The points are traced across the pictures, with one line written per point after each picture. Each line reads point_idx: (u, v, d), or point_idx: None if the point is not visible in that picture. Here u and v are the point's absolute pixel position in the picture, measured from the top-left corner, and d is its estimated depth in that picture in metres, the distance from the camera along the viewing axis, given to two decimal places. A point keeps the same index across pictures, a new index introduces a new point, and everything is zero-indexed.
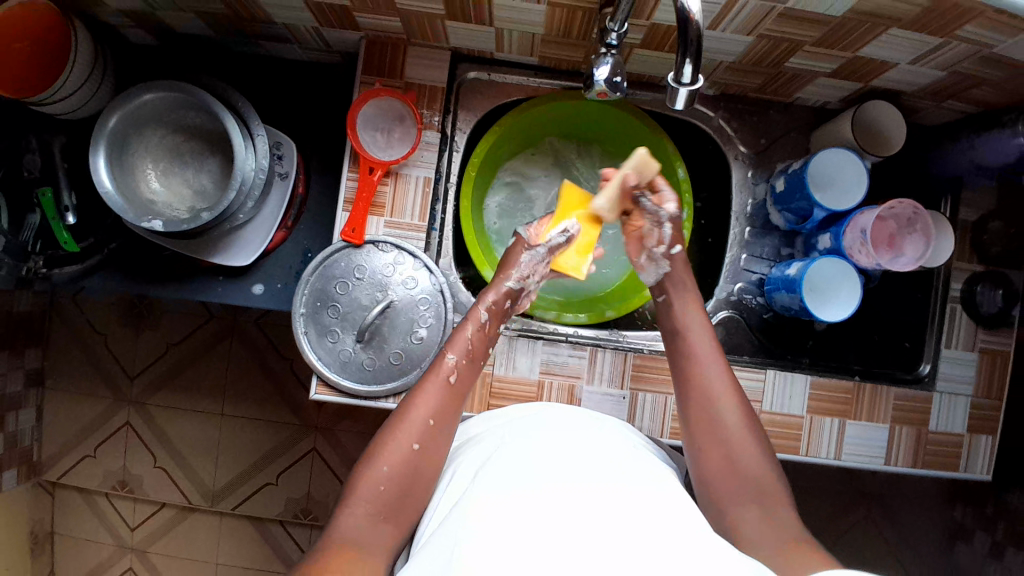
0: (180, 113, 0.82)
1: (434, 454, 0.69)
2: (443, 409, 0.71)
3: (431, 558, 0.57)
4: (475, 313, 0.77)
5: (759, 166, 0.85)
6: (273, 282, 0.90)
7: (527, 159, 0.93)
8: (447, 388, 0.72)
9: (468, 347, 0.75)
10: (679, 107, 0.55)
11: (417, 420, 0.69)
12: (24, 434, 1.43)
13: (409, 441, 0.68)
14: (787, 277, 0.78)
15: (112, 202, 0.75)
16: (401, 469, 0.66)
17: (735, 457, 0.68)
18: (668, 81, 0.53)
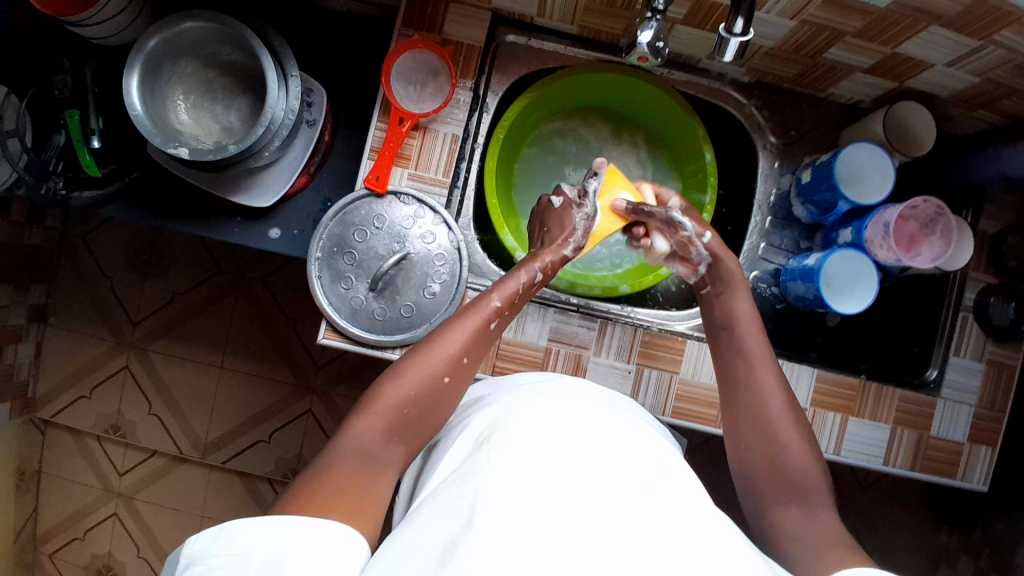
0: (217, 48, 0.82)
1: (460, 386, 0.70)
2: (476, 346, 0.71)
3: (439, 511, 0.56)
4: (531, 264, 0.75)
5: (787, 158, 0.84)
6: (291, 228, 0.90)
7: (567, 128, 0.94)
8: (486, 330, 0.71)
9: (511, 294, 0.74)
10: (728, 57, 0.58)
11: (450, 354, 0.69)
12: (21, 369, 1.43)
13: (439, 374, 0.68)
14: (805, 267, 0.77)
15: (141, 126, 0.75)
16: (425, 395, 0.67)
17: (760, 421, 0.67)
18: (719, 31, 0.56)
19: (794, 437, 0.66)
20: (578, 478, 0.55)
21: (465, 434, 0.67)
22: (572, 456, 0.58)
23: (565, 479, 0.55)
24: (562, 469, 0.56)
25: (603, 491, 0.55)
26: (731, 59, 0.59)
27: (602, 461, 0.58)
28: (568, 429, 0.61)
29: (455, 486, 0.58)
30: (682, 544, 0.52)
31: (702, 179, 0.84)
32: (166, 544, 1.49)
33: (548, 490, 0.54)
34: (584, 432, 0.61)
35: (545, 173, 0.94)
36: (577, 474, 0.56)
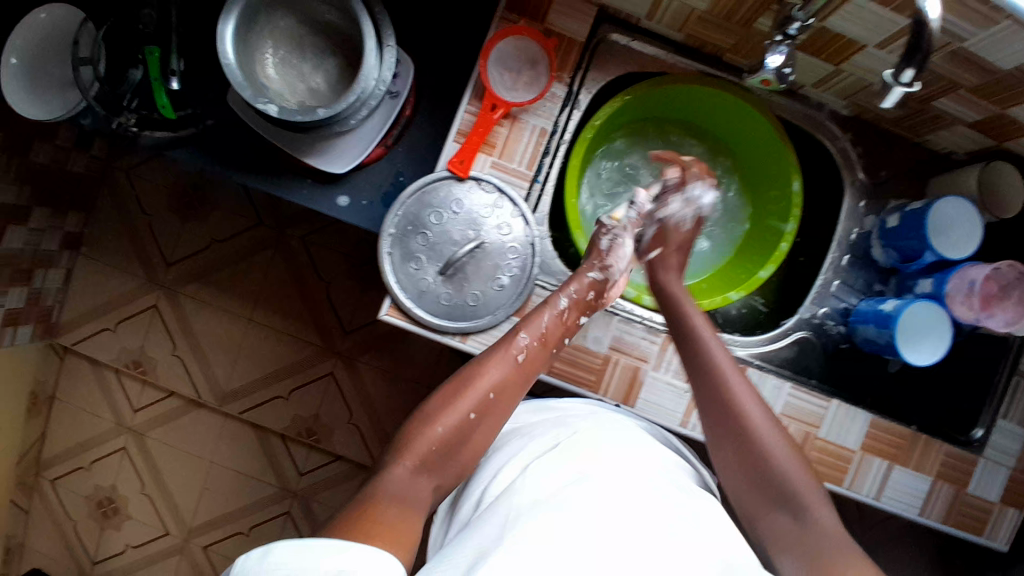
0: (314, 4, 0.80)
1: (489, 421, 0.72)
2: (507, 385, 0.73)
3: (479, 529, 0.57)
4: (555, 299, 0.78)
5: (872, 199, 0.82)
6: (359, 197, 0.89)
7: (643, 140, 0.93)
8: (515, 367, 0.74)
9: (542, 331, 0.76)
10: (890, 103, 0.58)
11: (479, 390, 0.72)
12: (49, 293, 1.42)
13: (467, 410, 0.71)
14: (880, 312, 0.77)
15: (232, 77, 0.73)
16: (453, 432, 0.69)
17: (754, 449, 0.67)
18: (887, 77, 0.55)
19: (781, 457, 0.67)
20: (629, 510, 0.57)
21: (502, 465, 0.68)
22: (623, 490, 0.59)
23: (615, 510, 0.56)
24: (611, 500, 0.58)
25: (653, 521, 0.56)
26: (891, 105, 0.61)
27: (649, 496, 0.60)
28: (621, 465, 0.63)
29: (497, 506, 0.60)
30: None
31: (785, 208, 0.82)
32: (173, 486, 1.50)
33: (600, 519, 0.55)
34: (632, 471, 0.63)
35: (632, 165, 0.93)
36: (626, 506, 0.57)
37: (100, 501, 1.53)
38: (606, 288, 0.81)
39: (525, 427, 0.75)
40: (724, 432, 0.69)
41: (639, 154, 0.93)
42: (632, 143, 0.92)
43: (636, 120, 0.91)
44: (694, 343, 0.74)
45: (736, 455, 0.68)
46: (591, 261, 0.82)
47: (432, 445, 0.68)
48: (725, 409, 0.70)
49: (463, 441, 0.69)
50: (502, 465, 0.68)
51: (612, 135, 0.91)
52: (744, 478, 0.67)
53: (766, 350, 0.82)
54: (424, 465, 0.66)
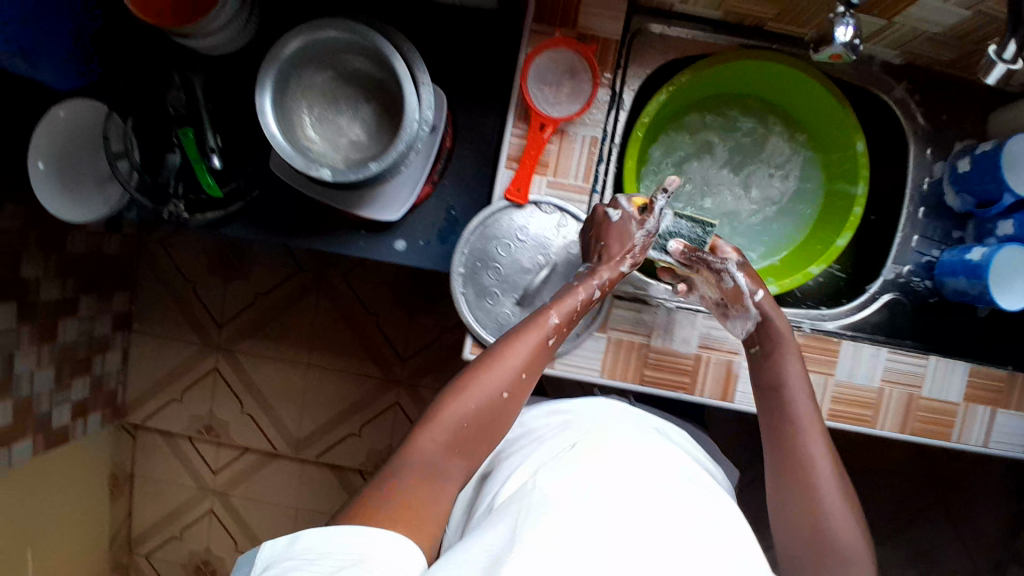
0: (341, 56, 0.79)
1: (518, 403, 0.69)
2: (535, 365, 0.70)
3: (499, 525, 0.54)
4: (590, 282, 0.73)
5: (936, 145, 0.80)
6: (416, 238, 0.88)
7: (709, 118, 0.89)
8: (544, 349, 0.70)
9: (568, 311, 0.72)
10: (991, 81, 0.58)
11: (511, 372, 0.68)
12: (110, 377, 1.45)
13: (500, 389, 0.67)
14: (968, 263, 0.75)
15: (281, 149, 0.73)
16: (485, 410, 0.66)
17: (807, 487, 0.68)
18: (989, 57, 0.56)
19: (829, 499, 0.67)
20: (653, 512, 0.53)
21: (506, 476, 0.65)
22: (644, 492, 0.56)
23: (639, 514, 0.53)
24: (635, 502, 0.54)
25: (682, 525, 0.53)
26: (994, 83, 0.59)
27: (684, 503, 0.56)
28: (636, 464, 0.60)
29: (516, 501, 0.57)
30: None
31: (851, 170, 0.81)
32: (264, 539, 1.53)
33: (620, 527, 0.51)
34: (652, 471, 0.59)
35: (709, 141, 0.90)
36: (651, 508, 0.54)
37: (197, 564, 1.56)
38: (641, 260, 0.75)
39: (543, 433, 0.73)
40: (785, 463, 0.69)
41: (705, 133, 0.89)
42: (698, 123, 0.89)
43: (702, 97, 0.87)
44: (775, 366, 0.73)
45: (793, 490, 0.68)
46: (613, 241, 0.74)
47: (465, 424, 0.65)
48: (786, 447, 0.70)
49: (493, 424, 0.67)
50: (509, 474, 0.65)
51: (685, 112, 0.88)
52: (793, 512, 0.68)
53: (856, 319, 0.81)
54: (456, 443, 0.64)
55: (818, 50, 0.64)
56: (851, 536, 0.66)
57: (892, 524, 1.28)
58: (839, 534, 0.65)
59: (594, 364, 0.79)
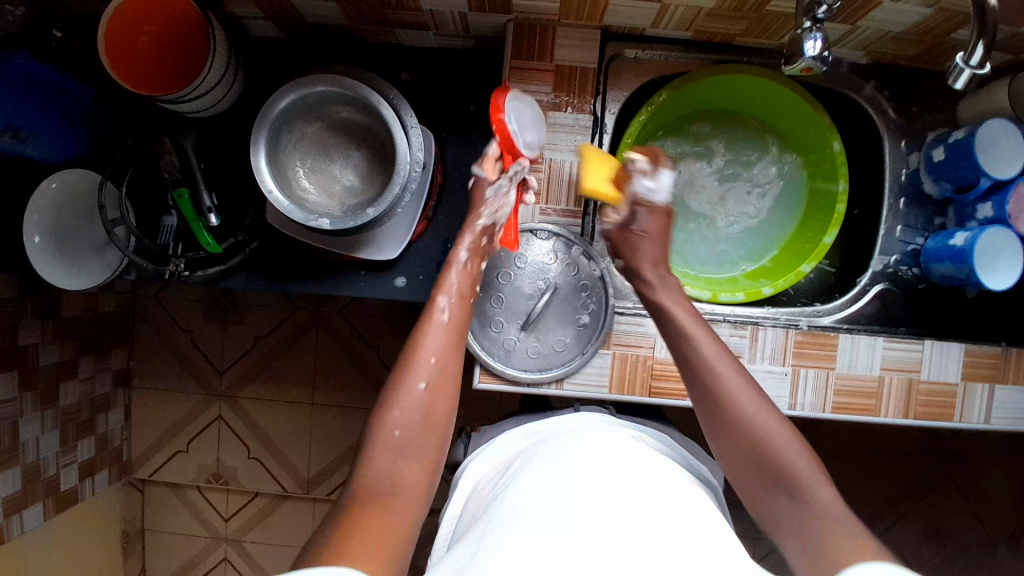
0: (330, 106, 0.80)
1: (443, 394, 0.66)
2: (446, 353, 0.68)
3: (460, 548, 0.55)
4: (456, 254, 0.74)
5: (909, 136, 0.84)
6: (416, 273, 0.90)
7: (700, 129, 0.92)
8: (444, 328, 0.70)
9: (456, 285, 0.73)
10: (959, 87, 0.59)
11: (423, 360, 0.67)
12: (114, 435, 1.44)
13: (418, 382, 0.65)
14: (953, 249, 0.78)
15: (280, 204, 0.75)
16: (415, 414, 0.63)
17: (725, 409, 0.63)
18: (956, 62, 0.58)
19: (752, 412, 0.61)
20: (618, 489, 0.55)
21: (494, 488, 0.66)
22: (611, 475, 0.57)
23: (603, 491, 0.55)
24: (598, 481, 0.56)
25: (648, 500, 0.54)
26: (962, 88, 0.60)
27: (647, 478, 0.58)
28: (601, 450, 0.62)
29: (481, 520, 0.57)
30: (716, 559, 0.49)
31: (831, 168, 0.83)
32: None
33: (586, 502, 0.54)
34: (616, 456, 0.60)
35: (709, 149, 0.92)
36: (617, 486, 0.56)
37: None
38: (496, 230, 0.76)
39: (513, 455, 0.73)
40: (698, 403, 0.65)
41: (697, 143, 0.92)
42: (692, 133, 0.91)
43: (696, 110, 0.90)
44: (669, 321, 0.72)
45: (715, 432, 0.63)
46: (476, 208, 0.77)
47: (397, 428, 0.62)
48: (698, 384, 0.66)
49: (424, 437, 0.63)
50: (486, 494, 0.67)
51: (692, 118, 0.91)
52: (726, 446, 0.62)
53: (851, 312, 0.84)
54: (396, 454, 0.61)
55: (790, 64, 0.68)
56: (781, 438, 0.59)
57: (901, 505, 1.31)
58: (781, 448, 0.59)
59: (602, 380, 0.81)
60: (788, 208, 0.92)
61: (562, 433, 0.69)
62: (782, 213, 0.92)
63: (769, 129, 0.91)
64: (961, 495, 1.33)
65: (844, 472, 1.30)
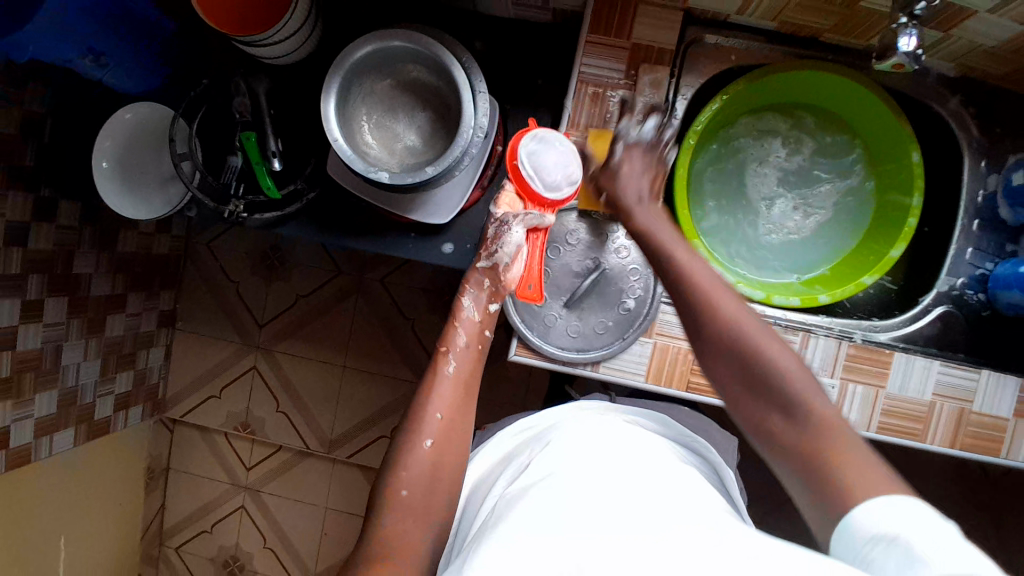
0: (402, 64, 0.81)
1: (448, 440, 0.65)
2: (452, 400, 0.68)
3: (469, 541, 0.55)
4: (459, 307, 0.75)
5: (991, 157, 0.80)
6: (465, 241, 0.90)
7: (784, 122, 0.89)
8: (449, 377, 0.69)
9: (467, 340, 0.73)
10: None
11: (429, 416, 0.66)
12: (152, 372, 1.49)
13: (423, 439, 0.64)
14: (1023, 274, 0.75)
15: (345, 155, 0.76)
16: (420, 472, 0.63)
17: (726, 338, 0.58)
18: None
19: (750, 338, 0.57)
20: (622, 478, 0.54)
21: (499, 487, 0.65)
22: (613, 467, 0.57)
23: (605, 480, 0.54)
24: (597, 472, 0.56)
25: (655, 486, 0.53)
26: None
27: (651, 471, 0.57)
28: (597, 449, 0.61)
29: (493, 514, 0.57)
30: (717, 549, 0.42)
31: (907, 179, 0.80)
32: (292, 535, 1.58)
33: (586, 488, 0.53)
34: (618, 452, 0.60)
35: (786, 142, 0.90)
36: (620, 475, 0.55)
37: (225, 559, 1.62)
38: (499, 272, 0.76)
39: (513, 453, 0.72)
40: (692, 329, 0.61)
41: (772, 136, 0.89)
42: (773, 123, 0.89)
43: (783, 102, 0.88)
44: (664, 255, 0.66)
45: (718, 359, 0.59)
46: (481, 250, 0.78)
47: (403, 488, 0.61)
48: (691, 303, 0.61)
49: (433, 487, 0.63)
50: (485, 500, 0.65)
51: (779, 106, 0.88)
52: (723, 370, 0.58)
53: (910, 331, 0.80)
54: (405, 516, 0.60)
55: (881, 60, 0.67)
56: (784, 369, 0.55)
57: None
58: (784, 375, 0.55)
59: (639, 368, 0.80)
60: (835, 235, 0.89)
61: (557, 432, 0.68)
62: (829, 236, 0.89)
63: (853, 144, 0.88)
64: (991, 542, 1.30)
65: None
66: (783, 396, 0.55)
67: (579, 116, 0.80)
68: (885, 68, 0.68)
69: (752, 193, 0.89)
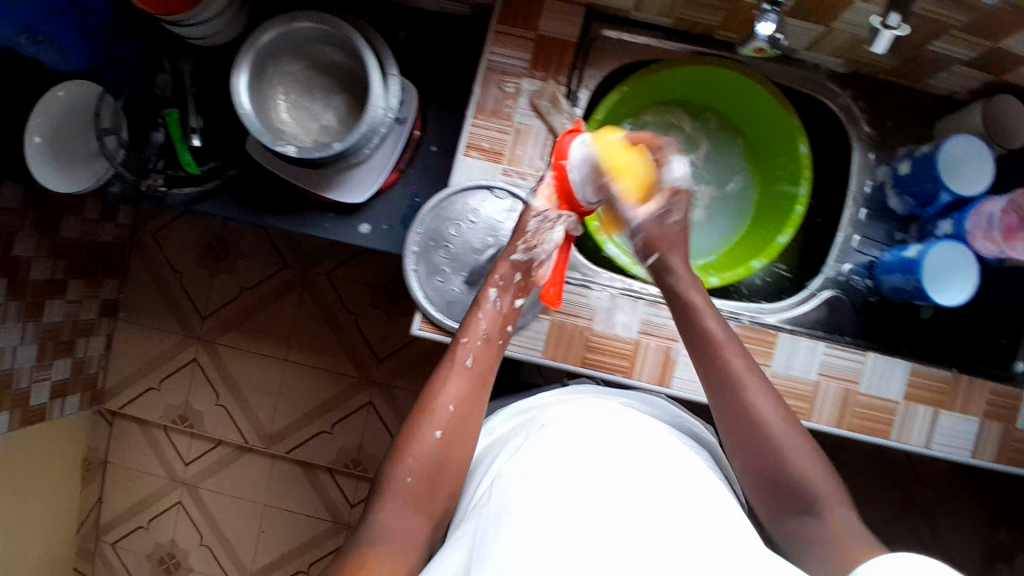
0: (316, 46, 0.84)
1: (462, 435, 0.69)
2: (466, 396, 0.71)
3: (469, 523, 0.57)
4: (484, 295, 0.78)
5: (880, 150, 0.83)
6: (380, 222, 0.92)
7: (673, 119, 0.95)
8: (465, 372, 0.73)
9: (484, 331, 0.76)
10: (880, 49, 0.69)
11: (439, 408, 0.69)
12: (91, 361, 1.48)
13: (433, 431, 0.68)
14: (905, 260, 0.77)
15: (250, 126, 0.78)
16: (428, 460, 0.67)
17: (747, 413, 0.68)
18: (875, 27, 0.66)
19: (763, 407, 0.68)
20: (619, 480, 0.55)
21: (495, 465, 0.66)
22: (609, 459, 0.57)
23: (599, 481, 0.54)
24: (591, 468, 0.56)
25: (660, 494, 0.54)
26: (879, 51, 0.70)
27: (653, 466, 0.57)
28: (587, 433, 0.61)
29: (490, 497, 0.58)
30: (695, 542, 0.50)
31: (794, 170, 0.84)
32: (229, 533, 1.55)
33: (584, 495, 0.53)
34: (616, 438, 0.60)
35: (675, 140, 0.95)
36: (616, 475, 0.55)
37: (161, 555, 1.59)
38: (531, 268, 0.80)
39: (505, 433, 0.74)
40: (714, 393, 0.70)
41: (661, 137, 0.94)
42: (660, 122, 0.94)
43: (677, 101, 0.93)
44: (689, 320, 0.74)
45: (729, 422, 0.69)
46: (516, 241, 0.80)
47: (410, 475, 0.65)
48: (720, 372, 0.71)
49: (437, 482, 0.66)
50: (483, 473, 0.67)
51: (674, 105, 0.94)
52: (729, 432, 0.69)
53: (796, 314, 0.83)
54: (413, 499, 0.65)
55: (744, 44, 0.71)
56: (799, 453, 0.67)
57: None
58: (786, 452, 0.66)
59: (538, 343, 0.84)
60: (713, 229, 0.95)
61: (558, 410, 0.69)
62: (706, 230, 0.95)
63: (738, 143, 0.94)
64: (919, 542, 1.33)
65: None
66: (771, 470, 0.67)
67: (487, 101, 0.82)
68: (750, 53, 0.74)
69: None
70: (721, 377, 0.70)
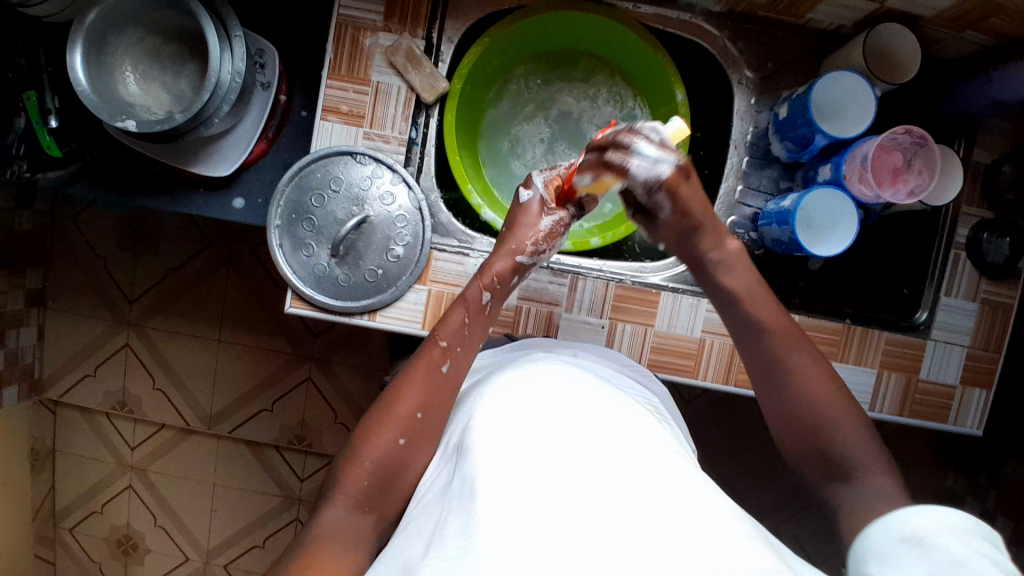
0: (159, 12, 0.80)
1: (423, 444, 0.63)
2: (433, 401, 0.65)
3: (417, 522, 0.54)
4: (474, 292, 0.72)
5: (763, 93, 0.83)
6: (253, 196, 0.88)
7: (553, 72, 0.93)
8: (439, 377, 0.66)
9: (463, 330, 0.70)
10: None
11: (403, 412, 0.63)
12: (25, 352, 1.41)
13: (395, 436, 0.62)
14: (781, 210, 0.76)
15: (86, 101, 0.73)
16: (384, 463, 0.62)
17: (799, 407, 0.66)
18: None
19: (814, 398, 0.66)
20: (569, 471, 0.50)
21: (451, 434, 0.63)
22: (564, 446, 0.52)
23: (552, 474, 0.49)
24: (550, 462, 0.50)
25: (610, 483, 0.49)
26: None
27: (611, 455, 0.52)
28: (542, 411, 0.56)
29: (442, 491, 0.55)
30: (649, 535, 0.45)
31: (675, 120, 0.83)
32: (184, 516, 1.50)
33: (534, 473, 0.49)
34: (571, 416, 0.56)
35: (556, 94, 0.93)
36: (571, 468, 0.50)
37: (118, 539, 1.54)
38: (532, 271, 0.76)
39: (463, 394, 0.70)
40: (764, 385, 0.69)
41: (541, 88, 0.93)
42: (538, 74, 0.93)
43: (559, 51, 0.92)
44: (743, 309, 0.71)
45: (781, 412, 0.67)
46: (521, 238, 0.74)
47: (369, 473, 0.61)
48: (766, 355, 0.69)
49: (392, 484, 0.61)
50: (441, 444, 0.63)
51: (555, 55, 0.92)
52: (782, 425, 0.67)
53: (678, 272, 0.87)
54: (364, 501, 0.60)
55: None
56: (844, 442, 0.64)
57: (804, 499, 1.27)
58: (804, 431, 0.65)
59: (415, 316, 0.78)
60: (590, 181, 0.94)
61: (512, 369, 0.64)
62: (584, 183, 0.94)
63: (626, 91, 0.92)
64: None
65: (730, 469, 1.20)
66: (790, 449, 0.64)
67: (341, 61, 0.77)
68: None
69: (516, 137, 0.93)
70: (768, 366, 0.69)
